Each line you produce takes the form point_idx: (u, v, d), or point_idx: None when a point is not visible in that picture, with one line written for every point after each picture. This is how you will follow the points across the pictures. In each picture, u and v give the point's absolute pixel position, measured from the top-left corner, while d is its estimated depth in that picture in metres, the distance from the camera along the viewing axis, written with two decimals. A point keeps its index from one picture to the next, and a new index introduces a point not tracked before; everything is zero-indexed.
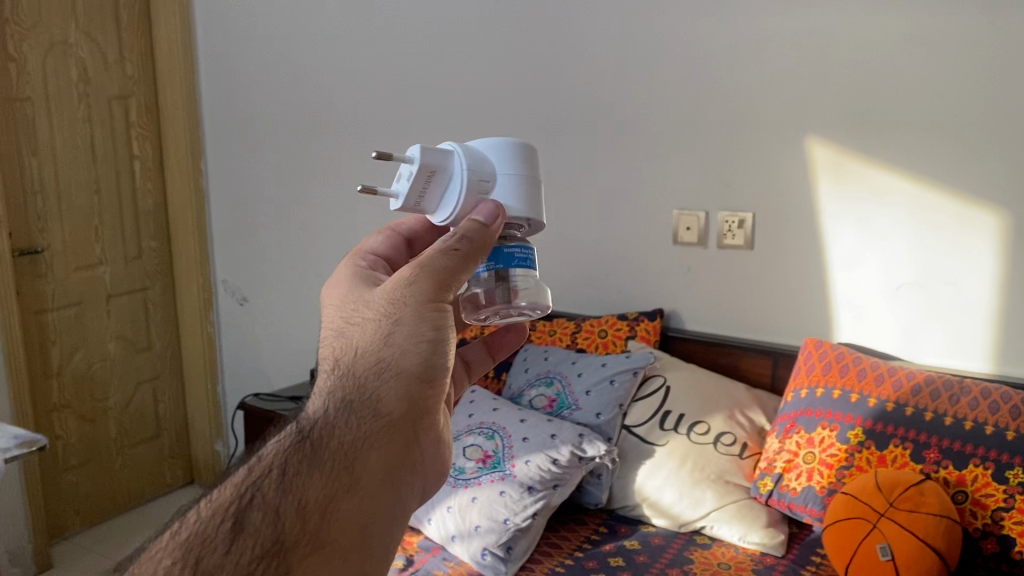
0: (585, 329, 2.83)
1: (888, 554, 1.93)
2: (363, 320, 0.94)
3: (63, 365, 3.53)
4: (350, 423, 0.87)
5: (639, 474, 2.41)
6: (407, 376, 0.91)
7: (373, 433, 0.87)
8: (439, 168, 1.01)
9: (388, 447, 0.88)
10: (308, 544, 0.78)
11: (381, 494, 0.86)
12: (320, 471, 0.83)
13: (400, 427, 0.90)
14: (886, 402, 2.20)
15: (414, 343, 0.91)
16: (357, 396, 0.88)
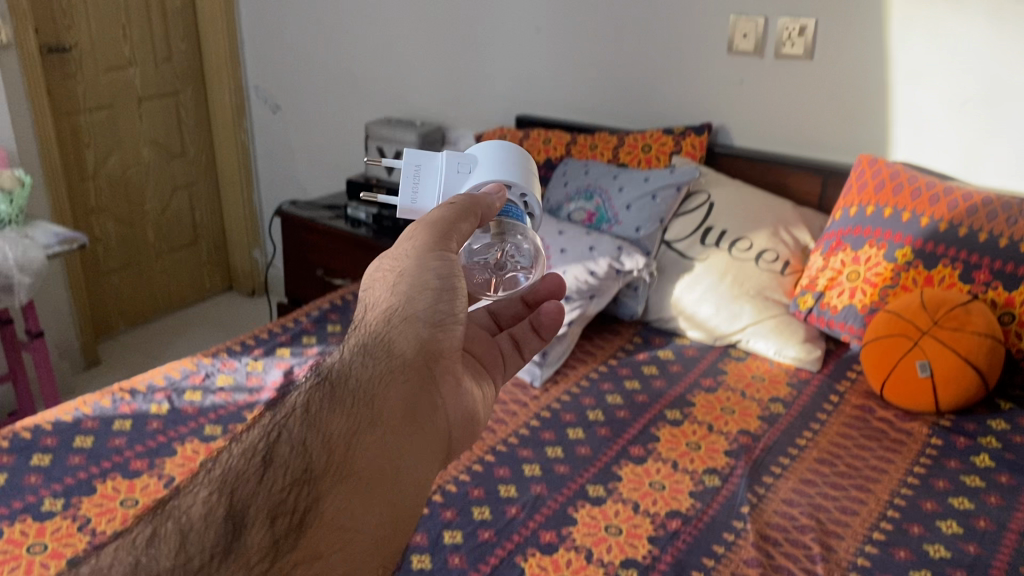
0: (628, 143, 2.74)
1: (927, 372, 1.95)
2: (376, 284, 1.00)
3: (98, 169, 3.52)
4: (368, 365, 0.90)
5: (676, 288, 2.40)
6: (415, 318, 0.96)
7: (388, 374, 0.91)
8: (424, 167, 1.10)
9: (404, 386, 0.91)
10: (335, 472, 0.81)
11: (403, 433, 0.89)
12: (342, 408, 0.86)
13: (415, 369, 0.93)
14: (940, 221, 2.13)
15: (418, 288, 0.97)
16: (371, 343, 0.93)
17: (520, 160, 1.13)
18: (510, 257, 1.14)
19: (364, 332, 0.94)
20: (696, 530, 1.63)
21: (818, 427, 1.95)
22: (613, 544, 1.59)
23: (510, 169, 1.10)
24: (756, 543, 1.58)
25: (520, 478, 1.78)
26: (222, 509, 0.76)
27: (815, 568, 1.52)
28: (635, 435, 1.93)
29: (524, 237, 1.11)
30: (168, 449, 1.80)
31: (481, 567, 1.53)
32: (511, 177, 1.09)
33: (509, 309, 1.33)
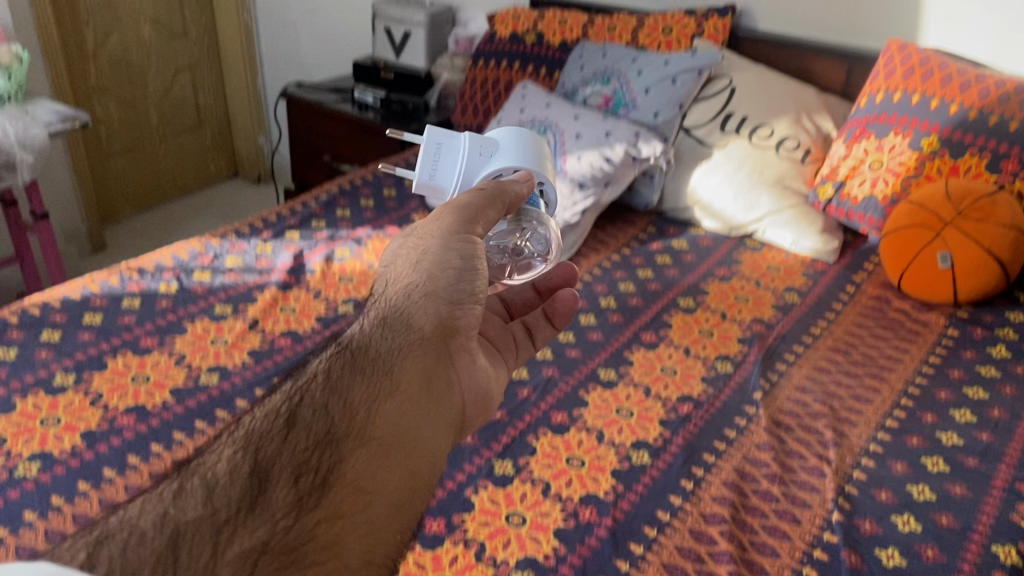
0: (648, 25, 2.63)
1: (947, 263, 1.91)
2: (397, 270, 1.05)
3: (98, 48, 3.40)
4: (389, 341, 0.96)
5: (693, 177, 2.35)
6: (435, 291, 1.01)
7: (408, 348, 0.96)
8: (445, 147, 1.10)
9: (422, 360, 0.96)
10: (355, 436, 0.84)
11: (421, 404, 0.93)
12: (363, 379, 0.90)
13: (433, 343, 0.98)
14: (969, 110, 2.05)
15: (439, 264, 1.02)
16: (391, 320, 0.99)
17: (539, 147, 1.13)
18: (528, 243, 1.14)
19: (384, 311, 1.00)
20: (708, 415, 1.63)
21: (833, 317, 1.93)
22: (625, 427, 1.59)
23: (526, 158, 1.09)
24: (768, 429, 1.58)
25: (531, 361, 1.77)
26: (247, 466, 0.77)
27: (827, 453, 1.52)
28: (648, 321, 1.91)
29: (541, 224, 1.10)
30: (178, 327, 1.79)
31: (492, 446, 1.54)
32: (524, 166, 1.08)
33: (520, 297, 1.36)
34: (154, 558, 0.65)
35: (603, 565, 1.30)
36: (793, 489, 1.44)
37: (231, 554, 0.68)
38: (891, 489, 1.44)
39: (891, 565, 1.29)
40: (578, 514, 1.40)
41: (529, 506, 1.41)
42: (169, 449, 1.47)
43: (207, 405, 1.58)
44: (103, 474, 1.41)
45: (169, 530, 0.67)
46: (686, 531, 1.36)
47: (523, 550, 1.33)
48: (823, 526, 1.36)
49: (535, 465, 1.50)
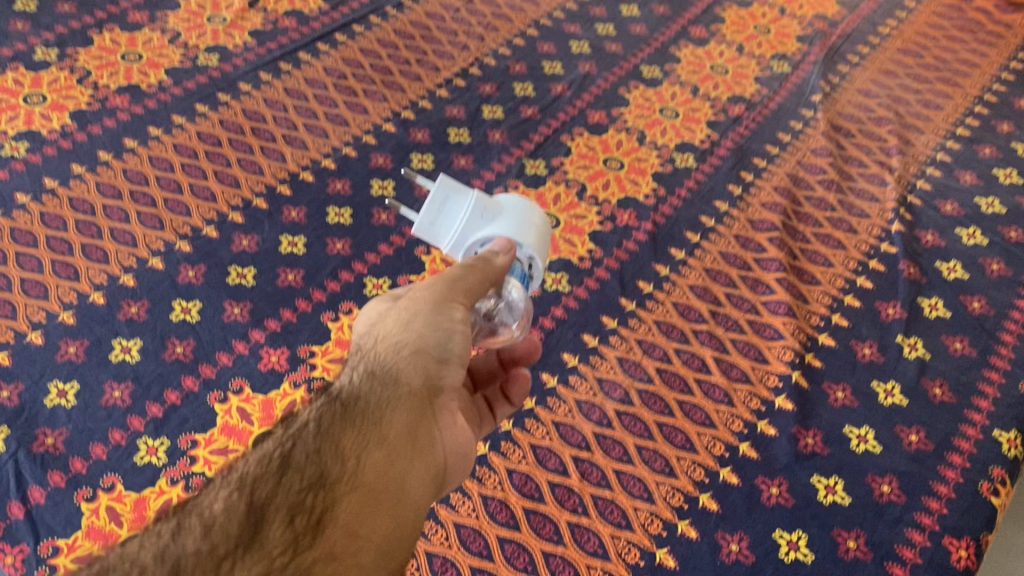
0: None
1: None
2: (370, 322, 0.69)
3: None
4: (376, 394, 0.63)
5: None
6: (430, 345, 0.66)
7: (398, 402, 0.63)
8: (446, 201, 0.74)
9: (416, 417, 0.64)
10: (352, 488, 0.58)
11: (409, 465, 0.63)
12: (359, 429, 0.60)
13: (427, 410, 0.65)
14: None
15: (437, 309, 0.67)
16: (375, 372, 0.65)
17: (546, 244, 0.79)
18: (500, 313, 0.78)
19: (361, 367, 0.65)
20: (760, 117, 1.47)
21: (905, 17, 1.71)
22: (669, 128, 1.45)
23: (538, 241, 0.77)
24: (826, 134, 1.43)
25: (566, 55, 1.58)
26: (243, 506, 0.53)
27: (889, 162, 1.38)
28: (697, 15, 1.70)
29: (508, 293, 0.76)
30: (171, 3, 1.59)
31: (523, 145, 1.40)
32: (533, 249, 0.75)
33: None
34: None
35: (642, 269, 1.22)
36: (851, 197, 1.32)
37: None
38: (958, 201, 1.31)
39: (952, 278, 1.20)
40: (616, 218, 1.29)
41: (563, 209, 1.30)
42: (169, 134, 1.34)
43: (207, 88, 1.43)
44: (98, 157, 1.29)
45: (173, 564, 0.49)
46: (732, 237, 1.26)
47: (557, 251, 1.24)
48: (881, 237, 1.26)
49: (570, 166, 1.37)
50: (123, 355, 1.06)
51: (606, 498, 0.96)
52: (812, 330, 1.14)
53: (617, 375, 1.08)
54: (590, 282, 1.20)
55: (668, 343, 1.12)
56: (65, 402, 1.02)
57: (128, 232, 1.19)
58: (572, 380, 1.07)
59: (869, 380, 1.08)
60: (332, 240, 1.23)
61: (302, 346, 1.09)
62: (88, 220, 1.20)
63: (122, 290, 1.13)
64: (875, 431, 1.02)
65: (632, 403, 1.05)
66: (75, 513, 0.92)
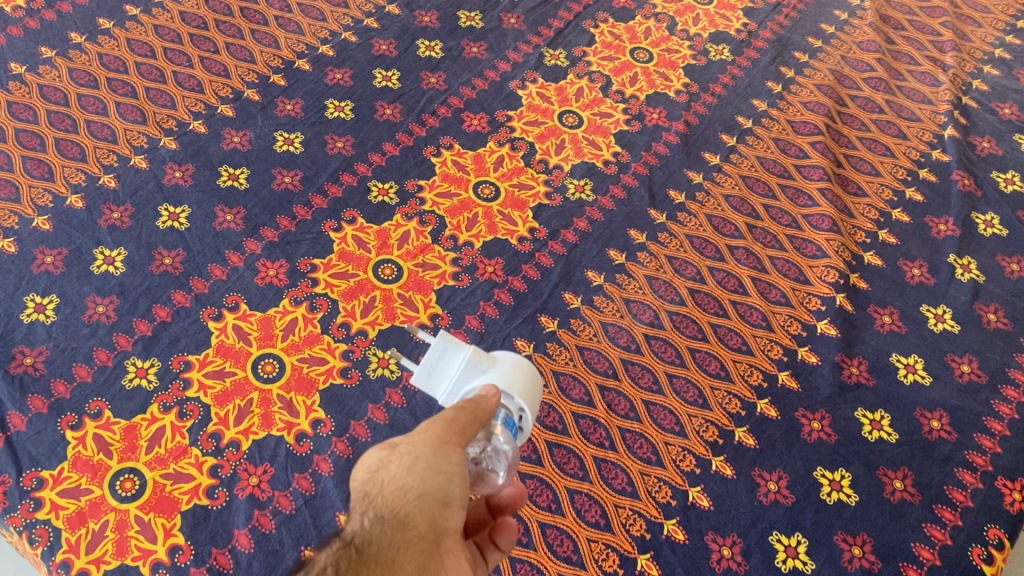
0: None
1: None
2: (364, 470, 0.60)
3: None
4: (385, 539, 0.54)
5: None
6: (434, 489, 0.58)
7: (405, 546, 0.55)
8: (442, 354, 0.75)
9: (423, 557, 0.56)
10: None
11: None
12: (376, 566, 0.52)
13: (434, 561, 0.57)
14: None
15: (438, 451, 0.60)
16: (380, 517, 0.56)
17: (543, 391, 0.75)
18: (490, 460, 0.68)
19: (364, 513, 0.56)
20: (802, 4, 1.33)
21: None
22: (702, 15, 1.31)
23: (534, 393, 0.74)
24: (874, 25, 1.30)
25: None
26: None
27: (943, 58, 1.26)
28: None
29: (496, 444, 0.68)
30: None
31: (542, 32, 1.27)
32: (524, 399, 0.72)
33: None
34: None
35: (673, 177, 1.12)
36: (901, 98, 1.21)
37: None
38: (1016, 104, 1.21)
39: (1009, 191, 1.11)
40: (644, 117, 1.18)
41: (586, 106, 1.19)
42: (149, 15, 1.20)
43: None
44: (69, 40, 1.16)
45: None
46: (771, 142, 1.16)
47: (580, 155, 1.14)
48: (933, 143, 1.15)
49: (593, 57, 1.25)
50: (106, 267, 0.97)
51: (635, 431, 0.88)
52: (858, 247, 1.04)
53: (646, 296, 0.99)
54: (616, 191, 1.10)
55: (700, 261, 1.03)
56: (44, 318, 0.92)
57: (106, 127, 1.08)
58: (598, 301, 0.99)
59: (918, 304, 0.99)
60: (332, 138, 1.11)
61: (302, 259, 1.00)
62: (61, 112, 1.09)
63: (102, 193, 1.02)
64: (924, 360, 0.95)
65: (662, 327, 0.97)
66: (59, 442, 0.85)
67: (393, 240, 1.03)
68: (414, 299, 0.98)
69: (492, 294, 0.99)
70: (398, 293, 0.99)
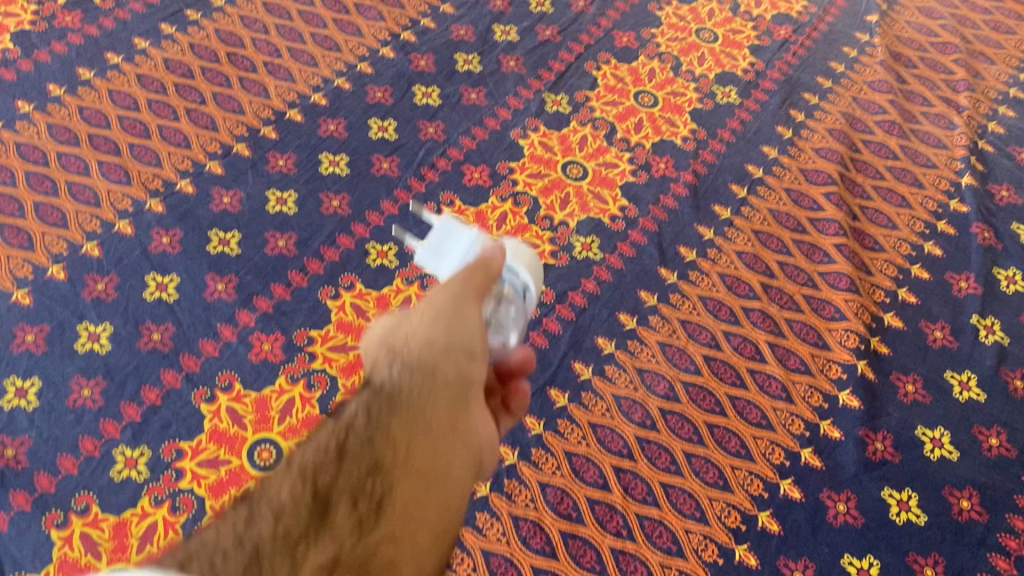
0: None
1: None
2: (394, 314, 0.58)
3: None
4: (417, 385, 0.52)
5: None
6: (461, 341, 0.56)
7: (437, 394, 0.53)
8: (446, 233, 0.67)
9: (450, 405, 0.54)
10: (406, 472, 0.48)
11: (448, 457, 0.52)
12: (405, 417, 0.50)
13: (461, 409, 0.55)
14: None
15: (461, 306, 0.58)
16: (406, 366, 0.53)
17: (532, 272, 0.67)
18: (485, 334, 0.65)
19: (390, 360, 0.54)
20: (810, 41, 1.29)
21: None
22: (707, 54, 1.27)
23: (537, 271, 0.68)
24: (885, 64, 1.26)
25: None
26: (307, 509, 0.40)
27: (957, 98, 1.22)
28: None
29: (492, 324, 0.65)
30: None
31: (542, 75, 1.22)
32: (530, 275, 0.66)
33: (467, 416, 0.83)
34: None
35: (683, 232, 1.07)
36: (915, 143, 1.17)
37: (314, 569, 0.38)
38: None
39: None
40: (650, 167, 1.14)
41: (590, 156, 1.14)
42: (131, 63, 1.15)
43: (173, 4, 1.22)
44: (48, 93, 1.10)
45: (254, 549, 0.37)
46: (783, 193, 1.11)
47: (586, 210, 1.09)
48: (950, 193, 1.12)
49: (596, 101, 1.20)
50: (91, 345, 0.91)
51: (653, 518, 0.84)
52: (877, 307, 1.01)
53: (659, 365, 0.95)
54: (624, 248, 1.05)
55: (715, 325, 0.99)
56: (25, 404, 0.87)
57: (88, 189, 1.02)
58: (610, 371, 0.94)
59: (942, 371, 0.96)
60: (327, 196, 1.06)
61: (298, 332, 0.95)
62: (40, 173, 1.03)
63: (85, 262, 0.97)
64: (951, 433, 0.91)
65: (677, 399, 0.92)
66: (43, 543, 0.79)
67: (394, 306, 0.99)
68: None
69: None
70: None
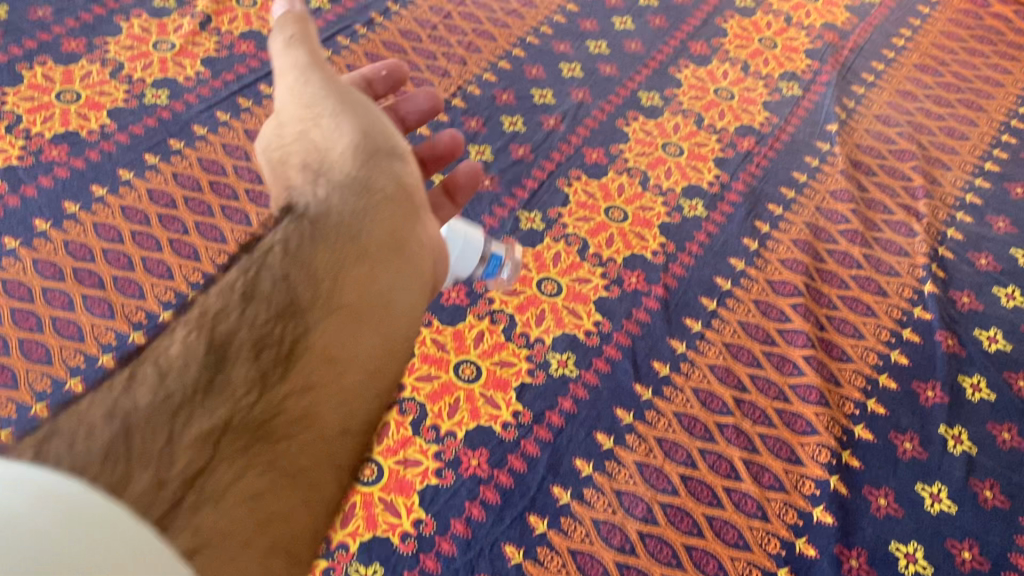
0: None
1: None
2: (294, 108, 0.68)
3: None
4: (344, 206, 0.59)
5: None
6: (373, 151, 0.65)
7: (370, 212, 0.60)
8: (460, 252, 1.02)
9: (393, 215, 0.61)
10: (324, 307, 0.51)
11: (391, 278, 0.58)
12: (324, 246, 0.54)
13: (402, 214, 0.63)
14: None
15: (355, 121, 0.67)
16: (330, 185, 0.61)
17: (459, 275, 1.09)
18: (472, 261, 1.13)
19: (321, 171, 0.63)
20: (773, 152, 1.34)
21: (919, 24, 1.58)
22: (673, 168, 1.31)
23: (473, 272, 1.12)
24: (846, 172, 1.31)
25: (557, 80, 1.42)
26: (201, 348, 0.44)
27: (916, 205, 1.27)
28: (697, 26, 1.55)
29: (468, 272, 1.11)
30: (109, 27, 1.41)
31: (516, 192, 1.25)
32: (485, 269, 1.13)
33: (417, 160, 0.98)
34: (103, 458, 0.37)
35: (656, 347, 1.10)
36: (878, 251, 1.21)
37: (187, 442, 0.40)
38: (992, 254, 1.21)
39: (993, 350, 1.10)
40: (623, 281, 1.17)
41: (564, 271, 1.17)
42: (116, 194, 1.18)
43: (157, 134, 1.26)
44: (34, 227, 1.13)
45: (124, 424, 0.39)
46: (752, 304, 1.15)
47: (561, 326, 1.11)
48: (913, 300, 1.15)
49: (568, 217, 1.24)
50: None
51: None
52: (847, 419, 1.03)
53: (637, 486, 0.97)
54: (599, 364, 1.07)
55: (690, 442, 1.01)
56: None
57: (72, 324, 1.05)
58: (588, 494, 0.96)
59: (913, 483, 0.98)
60: None
61: None
62: (25, 310, 1.05)
63: (69, 398, 0.99)
64: (924, 548, 0.93)
65: (655, 522, 0.94)
66: None
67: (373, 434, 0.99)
68: (396, 502, 0.94)
69: (478, 491, 0.95)
70: (379, 495, 0.94)
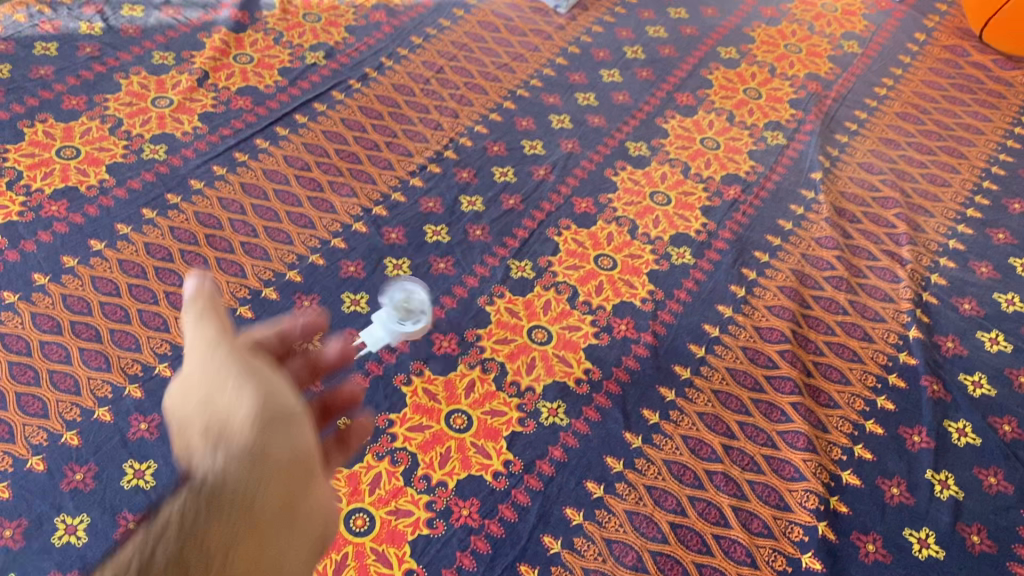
0: None
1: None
2: (193, 375, 0.55)
3: None
4: (245, 473, 0.47)
5: None
6: (280, 404, 0.54)
7: (268, 483, 0.49)
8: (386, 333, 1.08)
9: (287, 492, 0.50)
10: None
11: (276, 559, 0.47)
12: (222, 519, 0.44)
13: (296, 491, 0.51)
14: None
15: (259, 373, 0.56)
16: (230, 449, 0.48)
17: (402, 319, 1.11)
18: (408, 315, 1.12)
19: (222, 424, 0.50)
20: (759, 200, 1.37)
21: (901, 73, 1.62)
22: (661, 217, 1.34)
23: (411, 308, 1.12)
24: (831, 220, 1.33)
25: (547, 131, 1.45)
26: None
27: (900, 252, 1.29)
28: (683, 77, 1.58)
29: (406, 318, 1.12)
30: (109, 83, 1.44)
31: (506, 242, 1.28)
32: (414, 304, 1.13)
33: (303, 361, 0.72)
34: None
35: (646, 394, 1.11)
36: (863, 297, 1.23)
37: None
38: (976, 299, 1.23)
39: (978, 395, 1.12)
40: (612, 329, 1.18)
41: (554, 319, 1.19)
42: (114, 248, 1.20)
43: (154, 188, 1.29)
44: (33, 282, 1.15)
45: None
46: (740, 351, 1.16)
47: (551, 374, 1.13)
48: (898, 345, 1.17)
49: (558, 266, 1.26)
50: (68, 537, 0.93)
51: None
52: (835, 465, 1.04)
53: (627, 534, 0.97)
54: (589, 412, 1.09)
55: (680, 490, 1.02)
56: None
57: (70, 377, 1.06)
58: (578, 543, 0.96)
59: (901, 528, 0.98)
60: None
61: None
62: (23, 363, 1.07)
63: (65, 452, 1.00)
64: None
65: (645, 570, 0.94)
66: None
67: (365, 484, 1.00)
68: (388, 552, 0.94)
69: (469, 541, 0.96)
70: (371, 546, 0.95)
